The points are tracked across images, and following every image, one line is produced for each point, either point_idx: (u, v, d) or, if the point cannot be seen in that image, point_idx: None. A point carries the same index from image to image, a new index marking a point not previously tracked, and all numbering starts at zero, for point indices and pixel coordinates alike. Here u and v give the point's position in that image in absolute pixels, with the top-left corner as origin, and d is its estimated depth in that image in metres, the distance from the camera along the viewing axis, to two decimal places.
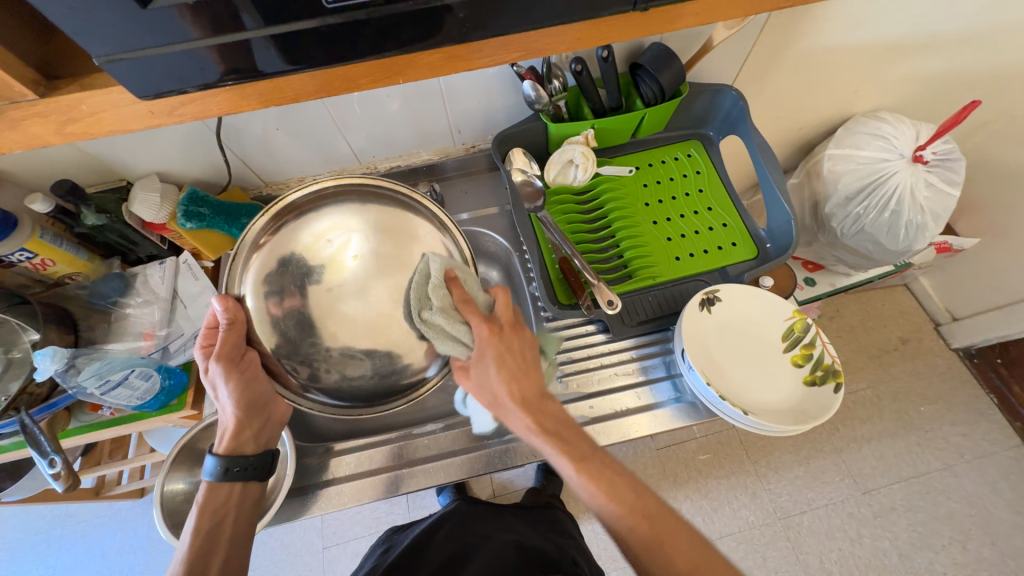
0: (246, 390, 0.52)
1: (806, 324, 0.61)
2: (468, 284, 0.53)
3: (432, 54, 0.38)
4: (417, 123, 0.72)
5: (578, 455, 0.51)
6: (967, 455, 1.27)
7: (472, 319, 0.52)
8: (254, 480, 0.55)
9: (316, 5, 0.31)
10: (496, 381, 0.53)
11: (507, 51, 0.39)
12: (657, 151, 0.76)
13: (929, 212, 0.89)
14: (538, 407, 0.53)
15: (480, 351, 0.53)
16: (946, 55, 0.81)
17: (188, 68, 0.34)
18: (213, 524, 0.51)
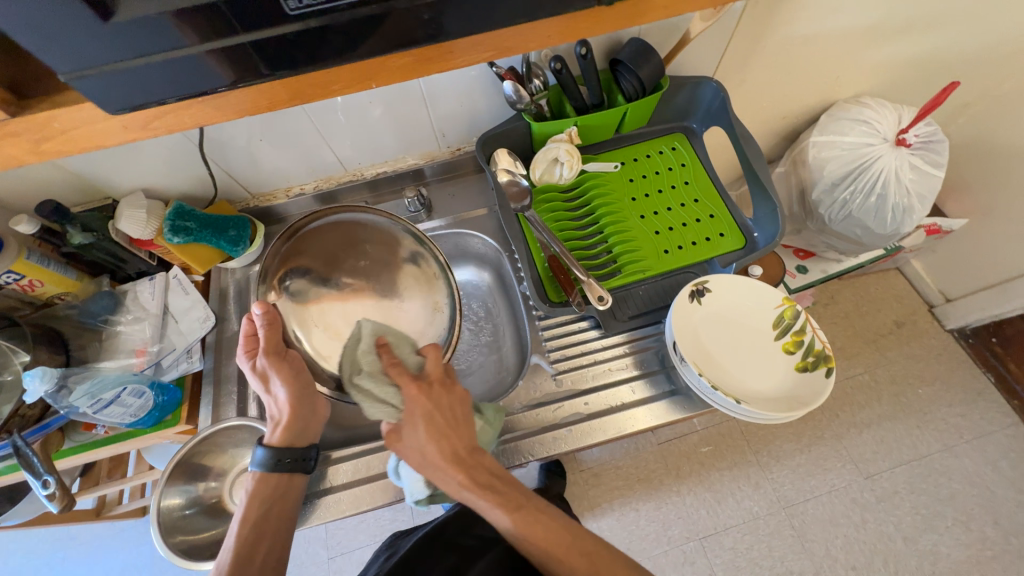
0: (295, 381, 0.55)
1: (796, 311, 0.61)
2: (398, 347, 0.56)
3: (402, 57, 0.38)
4: (401, 128, 0.72)
5: (513, 504, 0.51)
6: (966, 435, 1.28)
7: (399, 379, 0.54)
8: (299, 473, 0.57)
9: (279, 13, 0.31)
10: (424, 442, 0.53)
11: (477, 52, 0.40)
12: (641, 146, 0.77)
13: (915, 194, 0.89)
14: (467, 465, 0.53)
15: (409, 410, 0.53)
16: (923, 37, 0.82)
17: (158, 81, 0.34)
18: (261, 513, 0.52)
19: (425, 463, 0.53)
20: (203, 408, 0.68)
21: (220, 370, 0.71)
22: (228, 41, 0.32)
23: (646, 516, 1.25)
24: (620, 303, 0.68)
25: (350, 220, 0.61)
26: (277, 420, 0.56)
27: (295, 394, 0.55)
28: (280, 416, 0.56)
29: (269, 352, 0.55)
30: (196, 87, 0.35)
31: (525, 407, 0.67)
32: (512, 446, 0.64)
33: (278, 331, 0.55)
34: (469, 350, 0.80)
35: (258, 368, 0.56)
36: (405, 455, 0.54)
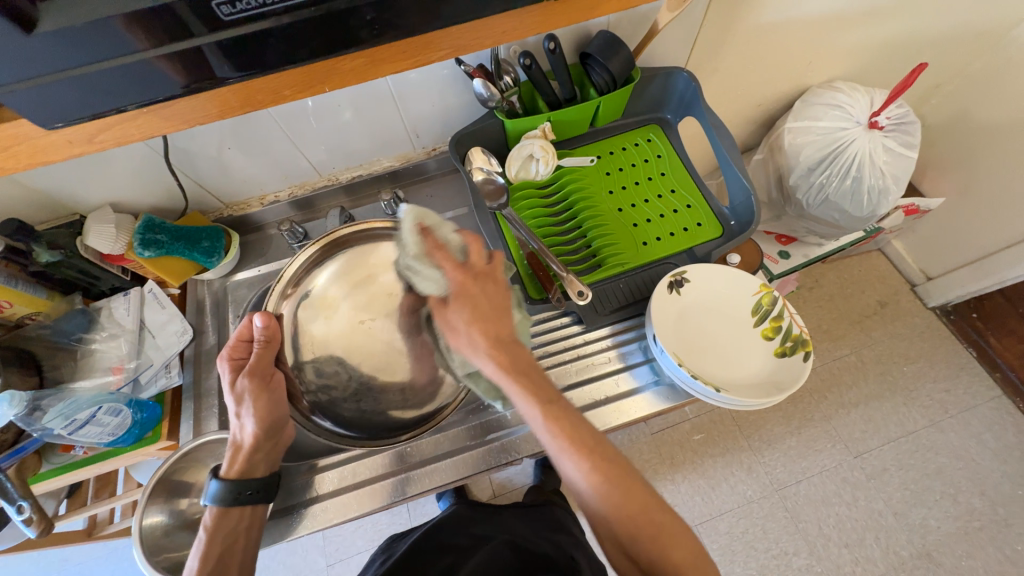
0: (271, 409, 0.56)
1: (774, 297, 0.62)
2: (440, 231, 0.55)
3: (354, 58, 0.38)
4: (374, 131, 0.71)
5: (546, 397, 0.48)
6: (951, 410, 1.30)
7: (441, 263, 0.53)
8: (261, 504, 0.56)
9: (212, 18, 0.31)
10: (471, 322, 0.51)
11: (428, 51, 0.40)
12: (617, 139, 0.76)
13: (890, 176, 0.90)
14: (512, 355, 0.50)
15: (455, 291, 0.53)
16: (892, 20, 0.83)
17: (103, 89, 0.34)
18: (219, 551, 0.51)
19: (474, 344, 0.51)
20: (184, 424, 0.67)
21: (200, 384, 0.70)
22: (168, 48, 0.32)
23: None
24: (600, 297, 0.68)
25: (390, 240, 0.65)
26: (237, 447, 0.56)
27: (263, 425, 0.55)
28: (243, 445, 0.56)
29: (251, 374, 0.56)
30: (143, 95, 0.35)
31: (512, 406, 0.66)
32: (498, 444, 0.64)
33: (269, 352, 0.57)
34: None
35: (235, 388, 0.56)
36: (450, 333, 0.53)
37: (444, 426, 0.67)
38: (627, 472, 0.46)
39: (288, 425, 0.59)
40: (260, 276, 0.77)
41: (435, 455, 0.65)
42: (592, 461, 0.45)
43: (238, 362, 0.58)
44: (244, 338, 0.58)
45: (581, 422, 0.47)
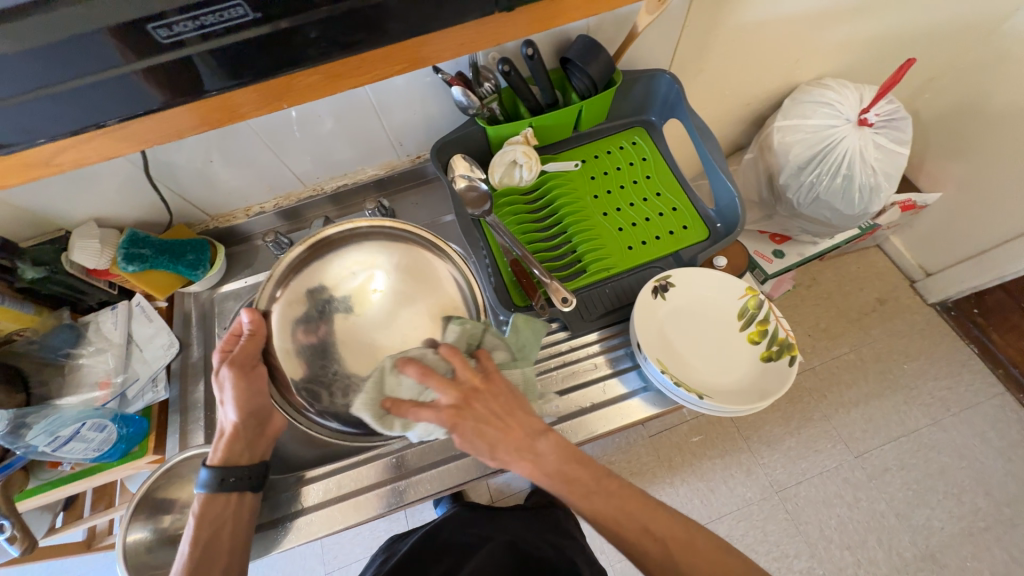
0: (259, 394, 0.56)
1: (760, 301, 0.61)
2: (398, 390, 0.52)
3: (310, 75, 0.42)
4: (356, 140, 0.71)
5: (583, 492, 0.51)
6: (953, 408, 1.28)
7: (419, 413, 0.51)
8: (248, 492, 0.55)
9: (155, 42, 0.36)
10: (488, 446, 0.52)
11: (388, 65, 0.43)
12: (602, 142, 0.76)
13: (881, 173, 0.89)
14: (539, 454, 0.51)
15: (456, 433, 0.51)
16: (878, 16, 0.82)
17: (80, 105, 0.39)
18: (209, 534, 0.52)
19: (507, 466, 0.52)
20: (171, 438, 0.67)
21: (187, 398, 0.70)
22: (138, 67, 0.37)
23: None
24: (585, 303, 0.67)
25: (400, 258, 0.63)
26: (225, 433, 0.55)
27: (242, 412, 0.55)
28: (229, 430, 0.55)
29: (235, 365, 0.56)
30: (120, 109, 0.40)
31: None
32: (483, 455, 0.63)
33: (257, 345, 0.57)
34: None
35: (223, 380, 0.55)
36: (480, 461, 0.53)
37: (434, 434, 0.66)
38: (693, 543, 0.49)
39: (274, 415, 0.59)
40: (247, 287, 0.77)
41: (420, 466, 0.64)
42: (653, 544, 0.49)
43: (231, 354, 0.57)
44: (236, 332, 0.57)
45: (627, 499, 0.51)
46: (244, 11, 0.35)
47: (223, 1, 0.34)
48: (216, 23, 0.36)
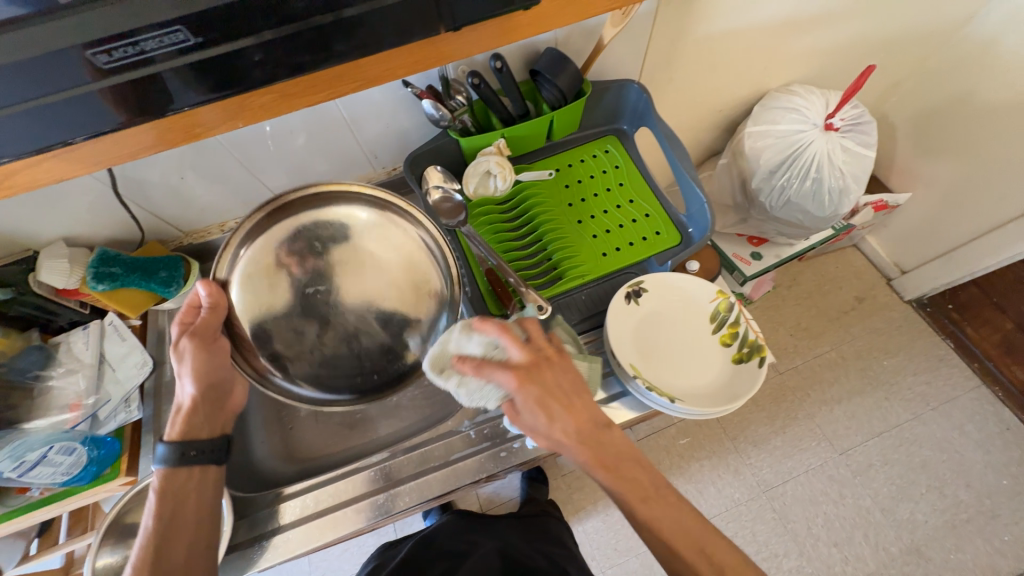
0: (220, 368, 0.54)
1: (730, 303, 0.62)
2: (467, 347, 0.50)
3: (262, 95, 0.44)
4: (331, 154, 0.72)
5: (640, 494, 0.48)
6: (933, 403, 1.31)
7: (486, 373, 0.48)
8: (212, 466, 0.53)
9: (98, 68, 0.36)
10: (549, 421, 0.48)
11: (335, 85, 0.44)
12: (576, 151, 0.77)
13: (849, 175, 0.92)
14: (599, 441, 0.48)
15: (520, 399, 0.48)
16: (839, 25, 0.85)
17: (24, 130, 0.38)
18: (169, 516, 0.50)
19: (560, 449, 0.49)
20: (144, 459, 0.65)
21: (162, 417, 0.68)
22: (76, 91, 0.37)
23: None
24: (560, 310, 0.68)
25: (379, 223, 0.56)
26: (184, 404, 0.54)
27: (202, 385, 0.53)
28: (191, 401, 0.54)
29: (190, 341, 0.52)
30: (67, 132, 0.40)
31: (477, 424, 0.64)
32: (461, 465, 0.61)
33: (221, 319, 0.53)
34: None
35: (181, 355, 0.52)
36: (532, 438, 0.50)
37: (419, 443, 0.64)
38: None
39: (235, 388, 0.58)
40: None
41: (402, 477, 0.62)
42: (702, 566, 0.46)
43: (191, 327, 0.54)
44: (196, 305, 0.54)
45: (683, 515, 0.48)
46: (185, 37, 0.36)
47: (164, 26, 0.35)
48: (160, 47, 0.36)
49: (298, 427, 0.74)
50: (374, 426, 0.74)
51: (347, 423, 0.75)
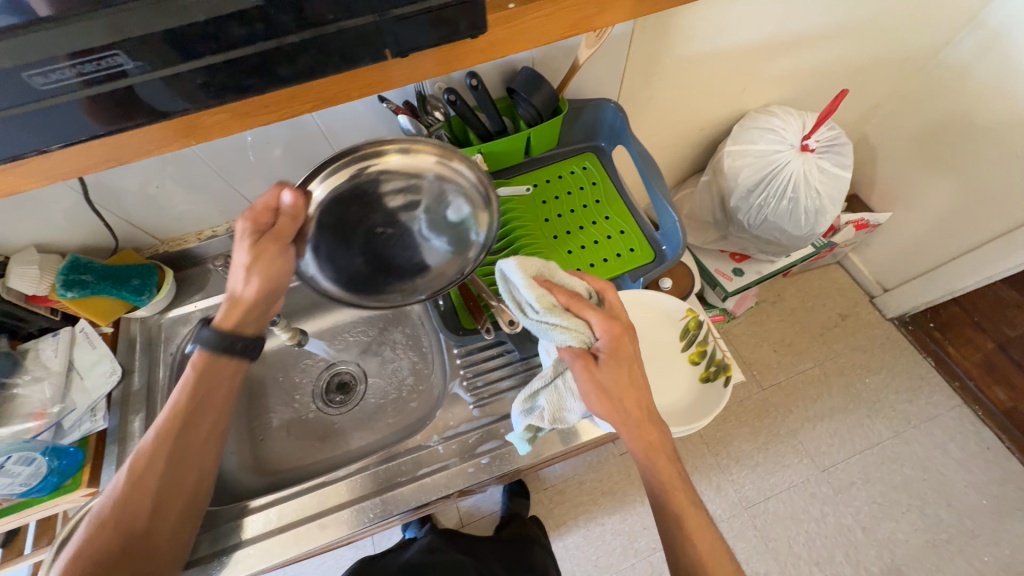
0: (276, 276, 0.54)
1: (699, 321, 0.63)
2: (563, 284, 0.53)
3: (215, 114, 0.41)
4: (309, 166, 0.72)
5: (671, 472, 0.54)
6: (914, 421, 1.31)
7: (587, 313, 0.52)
8: (242, 360, 0.57)
9: (21, 94, 0.31)
10: (625, 377, 0.53)
11: (294, 102, 0.41)
12: (554, 167, 0.78)
13: (825, 195, 0.93)
14: (651, 418, 0.54)
15: (607, 347, 0.52)
16: (814, 50, 0.87)
17: None
18: (195, 410, 0.54)
19: (618, 411, 0.52)
20: (107, 468, 0.64)
21: (129, 427, 0.67)
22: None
23: (610, 529, 1.24)
24: None
25: (432, 167, 0.50)
26: (235, 299, 0.55)
27: (264, 289, 0.54)
28: (240, 297, 0.55)
29: (252, 240, 0.52)
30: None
31: (445, 439, 0.64)
32: (428, 481, 0.60)
33: (295, 227, 0.51)
34: (375, 386, 0.79)
35: (246, 253, 0.52)
36: (592, 397, 0.51)
37: (394, 453, 0.63)
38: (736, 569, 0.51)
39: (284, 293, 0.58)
40: (197, 311, 0.76)
41: (369, 490, 0.61)
42: (694, 538, 0.52)
43: (259, 230, 0.52)
44: (269, 206, 0.51)
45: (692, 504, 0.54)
46: (124, 61, 0.31)
47: (99, 49, 0.30)
48: (93, 71, 0.31)
49: (270, 438, 0.75)
50: (346, 439, 0.75)
51: (320, 434, 0.76)
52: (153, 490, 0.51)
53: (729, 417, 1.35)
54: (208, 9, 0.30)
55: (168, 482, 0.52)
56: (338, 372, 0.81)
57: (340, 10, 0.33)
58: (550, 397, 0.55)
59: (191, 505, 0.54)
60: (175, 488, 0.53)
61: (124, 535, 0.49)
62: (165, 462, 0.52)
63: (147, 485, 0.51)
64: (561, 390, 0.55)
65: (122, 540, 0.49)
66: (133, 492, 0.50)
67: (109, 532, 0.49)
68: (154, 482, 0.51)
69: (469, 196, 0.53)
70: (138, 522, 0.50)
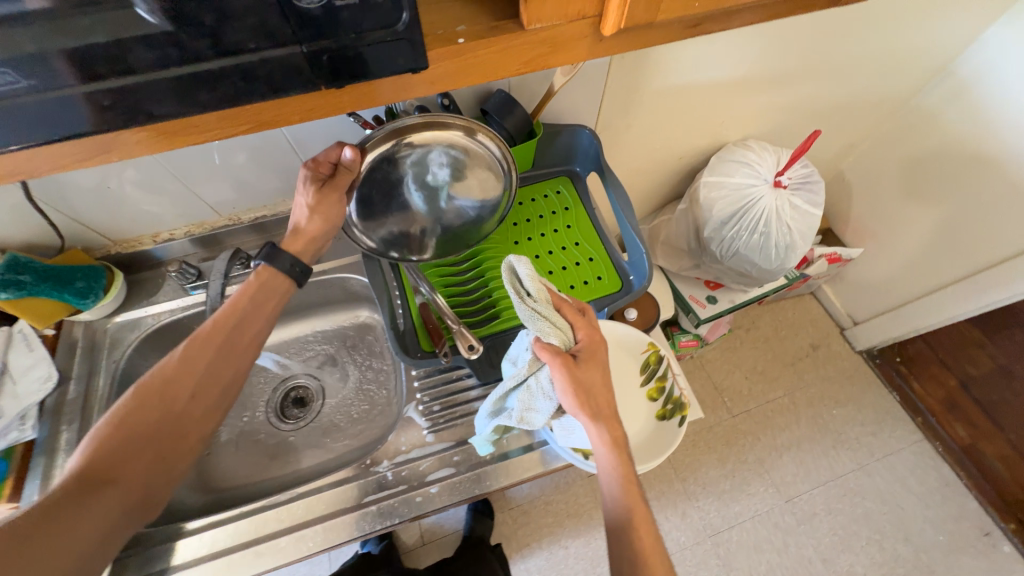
0: (335, 222, 0.54)
1: (660, 356, 0.62)
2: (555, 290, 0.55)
3: (137, 132, 0.31)
4: (274, 173, 0.70)
5: (629, 486, 0.51)
6: (877, 454, 1.33)
7: (573, 316, 0.54)
8: (291, 282, 0.55)
9: None
10: (601, 376, 0.54)
11: (231, 125, 0.32)
12: (528, 189, 0.77)
13: (796, 231, 0.95)
14: (615, 426, 0.53)
15: (587, 346, 0.54)
16: (791, 87, 0.89)
17: None
18: (251, 309, 0.52)
19: (590, 406, 0.52)
20: (32, 482, 0.60)
21: (58, 438, 0.63)
22: None
23: (574, 553, 1.22)
24: (493, 351, 0.66)
25: (456, 141, 0.51)
26: (297, 232, 0.54)
27: (326, 230, 0.54)
28: (306, 229, 0.54)
29: (315, 185, 0.52)
30: None
31: (395, 465, 0.61)
32: (374, 508, 0.59)
33: (351, 180, 0.52)
34: (332, 403, 0.77)
35: (308, 198, 0.52)
36: (569, 392, 0.50)
37: (344, 477, 0.61)
38: None
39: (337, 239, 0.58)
40: (145, 316, 0.73)
41: (311, 516, 0.58)
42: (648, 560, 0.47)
43: (320, 178, 0.53)
44: (331, 160, 0.52)
45: (647, 523, 0.49)
46: (14, 78, 0.25)
47: None
48: None
49: (217, 453, 0.72)
50: (298, 457, 0.72)
51: (270, 451, 0.73)
52: (198, 375, 0.48)
53: (698, 442, 1.35)
54: (108, 31, 0.25)
55: (210, 372, 0.49)
56: (294, 386, 0.78)
57: (263, 37, 0.27)
58: (522, 397, 0.53)
59: (228, 400, 0.50)
60: (214, 384, 0.49)
61: (165, 411, 0.46)
62: (214, 354, 0.49)
63: (193, 369, 0.48)
64: (533, 391, 0.52)
65: (162, 420, 0.46)
66: (179, 372, 0.47)
67: (152, 408, 0.46)
68: (200, 368, 0.48)
69: (486, 172, 0.54)
70: (179, 404, 0.47)
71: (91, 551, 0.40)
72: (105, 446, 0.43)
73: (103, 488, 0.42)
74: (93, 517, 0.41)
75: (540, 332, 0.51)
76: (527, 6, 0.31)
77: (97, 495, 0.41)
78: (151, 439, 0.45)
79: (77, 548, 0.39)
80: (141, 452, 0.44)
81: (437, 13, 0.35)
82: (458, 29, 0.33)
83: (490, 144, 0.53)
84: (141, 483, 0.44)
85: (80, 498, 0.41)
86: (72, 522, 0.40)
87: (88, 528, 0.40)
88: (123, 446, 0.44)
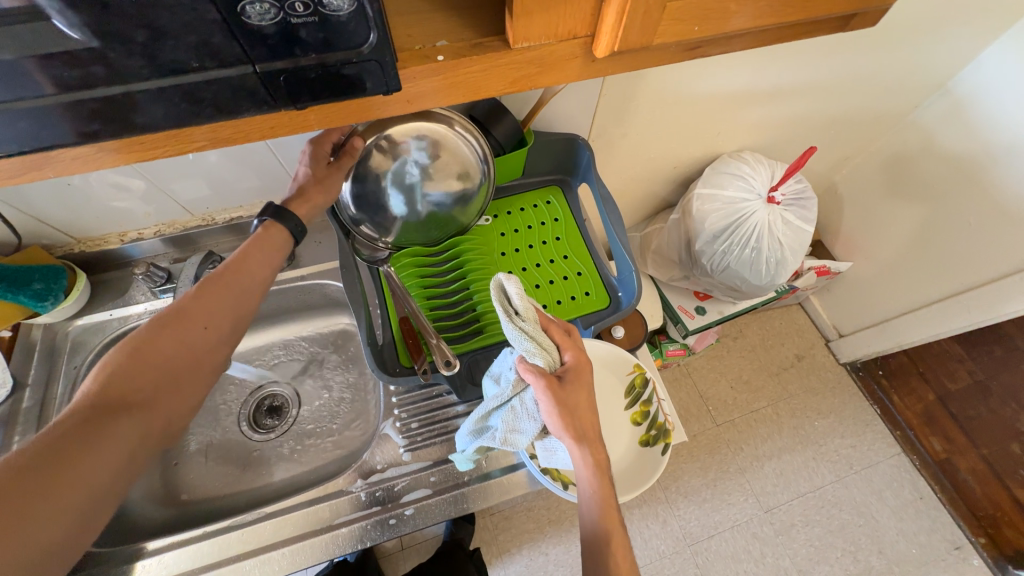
0: None
1: (645, 379, 0.62)
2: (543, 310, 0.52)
3: (72, 148, 0.29)
4: (249, 174, 0.66)
5: (608, 512, 0.48)
6: (856, 466, 1.34)
7: (560, 337, 0.52)
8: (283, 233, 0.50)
9: None
10: (586, 394, 0.51)
11: (179, 143, 0.31)
12: (517, 199, 0.75)
13: (787, 246, 0.95)
14: (598, 451, 0.51)
15: (574, 365, 0.51)
16: (787, 102, 0.87)
17: None
18: (261, 257, 0.48)
19: (576, 429, 0.49)
20: None
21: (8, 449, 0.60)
22: None
23: (554, 560, 1.21)
24: (474, 367, 0.64)
25: (438, 129, 0.53)
26: (301, 197, 0.50)
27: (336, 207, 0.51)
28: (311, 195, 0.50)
29: (320, 162, 0.51)
30: None
31: (369, 485, 0.59)
32: (345, 531, 0.57)
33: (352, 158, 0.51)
34: (308, 412, 0.74)
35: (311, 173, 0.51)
36: (554, 415, 0.48)
37: (317, 497, 0.59)
38: None
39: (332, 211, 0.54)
40: (111, 320, 0.69)
41: (277, 538, 0.56)
42: None
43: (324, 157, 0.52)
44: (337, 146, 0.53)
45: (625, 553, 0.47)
46: None
47: None
48: None
49: (186, 464, 0.69)
50: (270, 469, 0.70)
51: (241, 462, 0.70)
52: (213, 310, 0.44)
53: (681, 451, 1.35)
54: (16, 48, 0.23)
55: (222, 313, 0.45)
56: (268, 394, 0.75)
57: (206, 57, 0.25)
58: (506, 417, 0.50)
59: (236, 340, 0.47)
60: (226, 326, 0.45)
61: (177, 347, 0.42)
62: (227, 294, 0.45)
63: (205, 308, 0.44)
64: (518, 413, 0.50)
65: (174, 354, 0.42)
66: (191, 309, 0.44)
67: (166, 340, 0.42)
68: (212, 304, 0.44)
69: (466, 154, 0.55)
70: (193, 337, 0.43)
71: (104, 488, 0.36)
72: (115, 378, 0.39)
73: (116, 420, 0.38)
74: (106, 451, 0.36)
75: (529, 354, 0.48)
76: (512, 25, 0.28)
77: (112, 426, 0.37)
78: (165, 372, 0.41)
79: (89, 482, 0.35)
80: (154, 386, 0.40)
81: (415, 26, 0.32)
82: (438, 45, 0.30)
83: (469, 130, 0.54)
84: (154, 423, 0.40)
85: (91, 430, 0.36)
86: (84, 456, 0.35)
87: (102, 460, 0.36)
88: (132, 378, 0.40)
